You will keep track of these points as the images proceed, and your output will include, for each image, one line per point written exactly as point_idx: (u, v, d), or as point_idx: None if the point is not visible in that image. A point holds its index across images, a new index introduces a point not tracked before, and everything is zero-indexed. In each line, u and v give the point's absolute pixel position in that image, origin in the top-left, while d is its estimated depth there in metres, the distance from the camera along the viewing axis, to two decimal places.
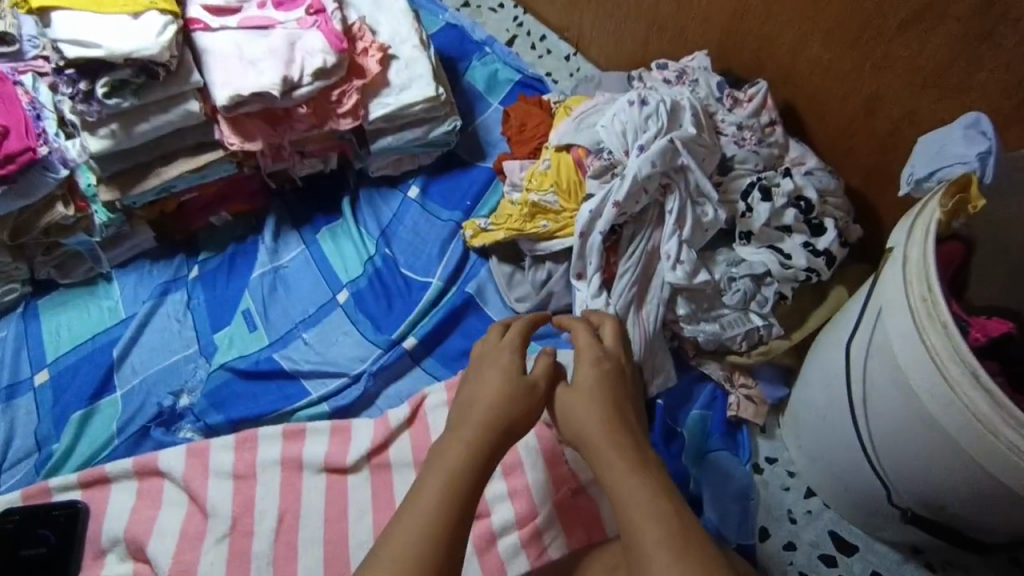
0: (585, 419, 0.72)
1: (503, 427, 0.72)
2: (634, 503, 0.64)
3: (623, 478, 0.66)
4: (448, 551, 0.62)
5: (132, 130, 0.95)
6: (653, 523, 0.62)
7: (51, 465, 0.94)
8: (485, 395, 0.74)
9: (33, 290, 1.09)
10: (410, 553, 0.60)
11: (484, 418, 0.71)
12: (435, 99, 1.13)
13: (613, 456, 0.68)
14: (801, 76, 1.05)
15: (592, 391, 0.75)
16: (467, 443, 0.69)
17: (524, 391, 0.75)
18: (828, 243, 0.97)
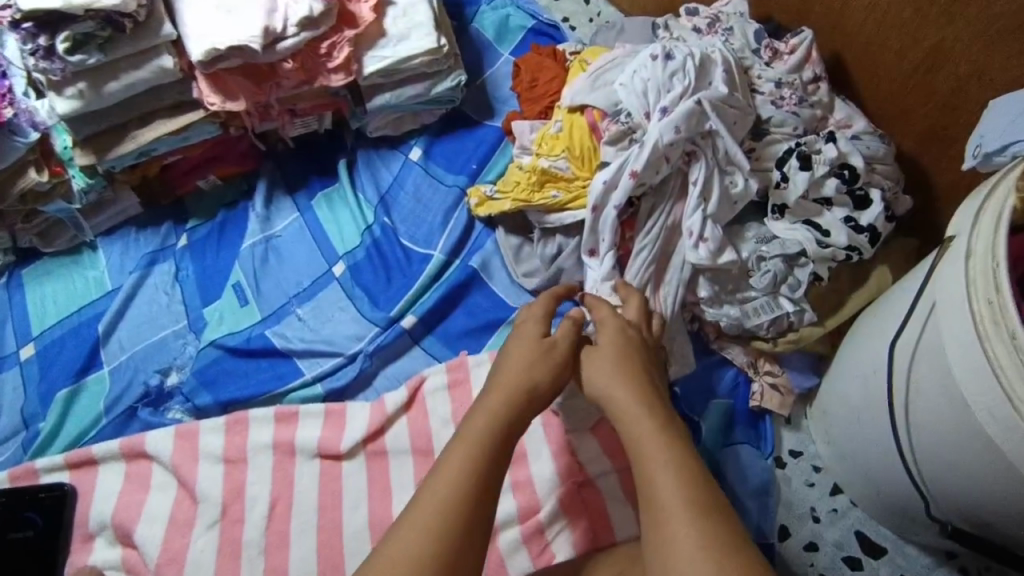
0: (614, 391, 0.68)
1: (526, 403, 0.68)
2: (660, 478, 0.59)
3: (652, 449, 0.61)
4: (471, 524, 0.58)
5: (101, 89, 0.86)
6: (681, 499, 0.57)
7: (38, 444, 0.90)
8: (509, 370, 0.70)
9: (17, 259, 1.04)
10: (432, 525, 0.57)
11: (508, 397, 0.67)
12: (436, 52, 1.02)
13: (641, 429, 0.63)
14: (852, 24, 0.91)
15: (623, 363, 0.70)
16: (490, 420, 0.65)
17: (551, 366, 0.71)
18: (873, 218, 0.87)
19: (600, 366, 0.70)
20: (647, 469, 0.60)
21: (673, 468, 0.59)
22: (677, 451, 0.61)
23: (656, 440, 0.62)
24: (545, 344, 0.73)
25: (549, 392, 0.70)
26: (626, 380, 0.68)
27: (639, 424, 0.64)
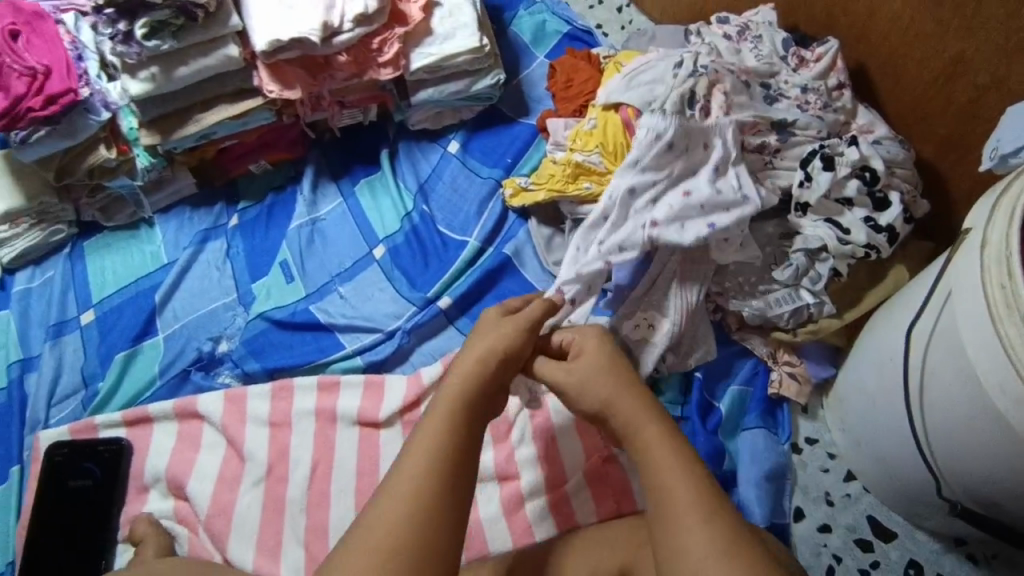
0: (616, 398, 0.70)
1: (497, 372, 0.71)
2: (671, 485, 0.62)
3: (660, 456, 0.64)
4: (440, 519, 0.60)
5: (172, 74, 0.92)
6: (693, 503, 0.61)
7: (97, 402, 0.97)
8: (478, 341, 0.73)
9: (79, 231, 1.10)
10: (399, 522, 0.59)
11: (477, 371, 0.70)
12: (478, 50, 1.08)
13: (648, 435, 0.66)
14: (876, 34, 0.97)
15: (616, 372, 0.72)
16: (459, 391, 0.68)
17: (519, 338, 0.74)
18: (892, 219, 0.91)
19: (594, 373, 0.72)
20: (657, 477, 0.63)
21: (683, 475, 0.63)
22: (682, 458, 0.64)
23: (662, 448, 0.65)
24: (515, 325, 0.75)
25: (517, 363, 0.74)
26: (628, 389, 0.70)
27: (645, 432, 0.67)
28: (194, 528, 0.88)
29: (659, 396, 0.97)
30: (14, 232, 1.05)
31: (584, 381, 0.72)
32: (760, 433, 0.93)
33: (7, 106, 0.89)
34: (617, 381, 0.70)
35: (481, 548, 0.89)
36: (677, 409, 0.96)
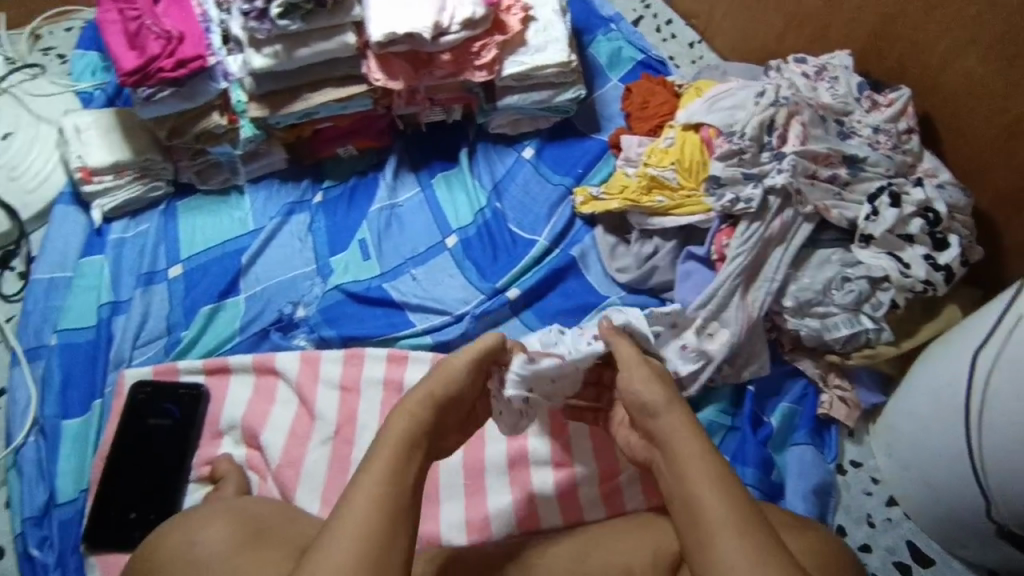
0: (659, 412, 0.71)
1: (443, 410, 0.71)
2: (706, 502, 0.63)
3: (696, 472, 0.65)
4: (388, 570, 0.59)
5: (293, 53, 1.01)
6: (727, 520, 0.61)
7: (179, 350, 1.03)
8: (432, 375, 0.72)
9: (174, 191, 1.17)
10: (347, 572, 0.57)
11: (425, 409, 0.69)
12: (565, 65, 1.14)
13: (686, 450, 0.67)
14: (947, 87, 1.03)
15: (662, 386, 0.73)
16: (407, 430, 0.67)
17: (469, 379, 0.74)
18: (949, 259, 0.96)
19: (642, 382, 0.74)
20: (689, 492, 0.64)
21: (718, 492, 0.63)
22: (721, 476, 0.64)
23: (700, 464, 0.66)
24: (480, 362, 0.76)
25: (464, 404, 0.74)
26: (673, 404, 0.71)
27: (682, 446, 0.68)
28: (263, 475, 0.94)
29: (711, 403, 1.01)
30: (117, 183, 1.12)
31: (632, 391, 0.74)
32: (808, 449, 0.97)
33: (138, 65, 0.96)
34: (663, 395, 0.72)
35: (532, 521, 0.92)
36: (728, 419, 0.99)
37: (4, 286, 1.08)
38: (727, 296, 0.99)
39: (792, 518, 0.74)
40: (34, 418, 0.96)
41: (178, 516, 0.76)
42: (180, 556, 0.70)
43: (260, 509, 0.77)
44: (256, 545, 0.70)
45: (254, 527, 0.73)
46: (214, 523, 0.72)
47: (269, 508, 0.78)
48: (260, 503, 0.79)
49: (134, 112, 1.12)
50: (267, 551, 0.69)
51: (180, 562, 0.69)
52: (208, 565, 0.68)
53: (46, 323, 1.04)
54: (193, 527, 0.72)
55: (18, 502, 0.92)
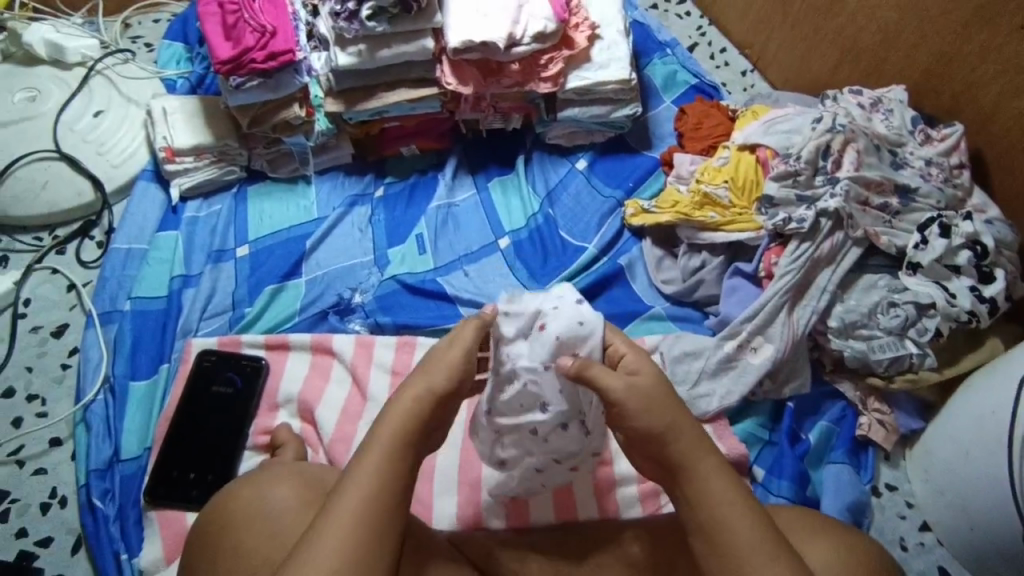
0: (674, 442, 0.66)
1: (440, 405, 0.70)
2: (734, 535, 0.63)
3: (718, 506, 0.64)
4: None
5: (375, 54, 1.07)
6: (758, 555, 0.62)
7: (242, 324, 1.08)
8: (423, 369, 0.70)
9: (246, 176, 1.23)
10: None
11: (411, 414, 0.67)
12: (626, 82, 1.19)
13: (707, 481, 0.65)
14: (1000, 127, 1.06)
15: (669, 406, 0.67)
16: (391, 439, 0.66)
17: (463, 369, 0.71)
18: (995, 292, 0.97)
19: (646, 403, 0.67)
20: (715, 525, 0.63)
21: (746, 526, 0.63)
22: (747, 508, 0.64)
23: (723, 497, 0.64)
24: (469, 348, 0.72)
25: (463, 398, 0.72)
26: (683, 424, 0.67)
27: (703, 477, 0.65)
28: (315, 448, 0.98)
29: (751, 416, 1.02)
30: (197, 164, 1.19)
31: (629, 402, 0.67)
32: (846, 469, 0.98)
33: (234, 55, 1.04)
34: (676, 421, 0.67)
35: (570, 513, 0.93)
36: (766, 434, 1.01)
37: (84, 253, 1.15)
38: (774, 310, 1.02)
39: (816, 521, 0.75)
40: (104, 377, 1.02)
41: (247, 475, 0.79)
42: (252, 513, 0.73)
43: (324, 473, 0.79)
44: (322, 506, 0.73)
45: (320, 490, 0.75)
46: (282, 484, 0.75)
47: (333, 474, 0.79)
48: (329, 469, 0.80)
49: (218, 100, 1.20)
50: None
51: (253, 518, 0.72)
52: (279, 524, 0.71)
53: (120, 290, 1.10)
54: (261, 485, 0.75)
55: (84, 455, 0.96)
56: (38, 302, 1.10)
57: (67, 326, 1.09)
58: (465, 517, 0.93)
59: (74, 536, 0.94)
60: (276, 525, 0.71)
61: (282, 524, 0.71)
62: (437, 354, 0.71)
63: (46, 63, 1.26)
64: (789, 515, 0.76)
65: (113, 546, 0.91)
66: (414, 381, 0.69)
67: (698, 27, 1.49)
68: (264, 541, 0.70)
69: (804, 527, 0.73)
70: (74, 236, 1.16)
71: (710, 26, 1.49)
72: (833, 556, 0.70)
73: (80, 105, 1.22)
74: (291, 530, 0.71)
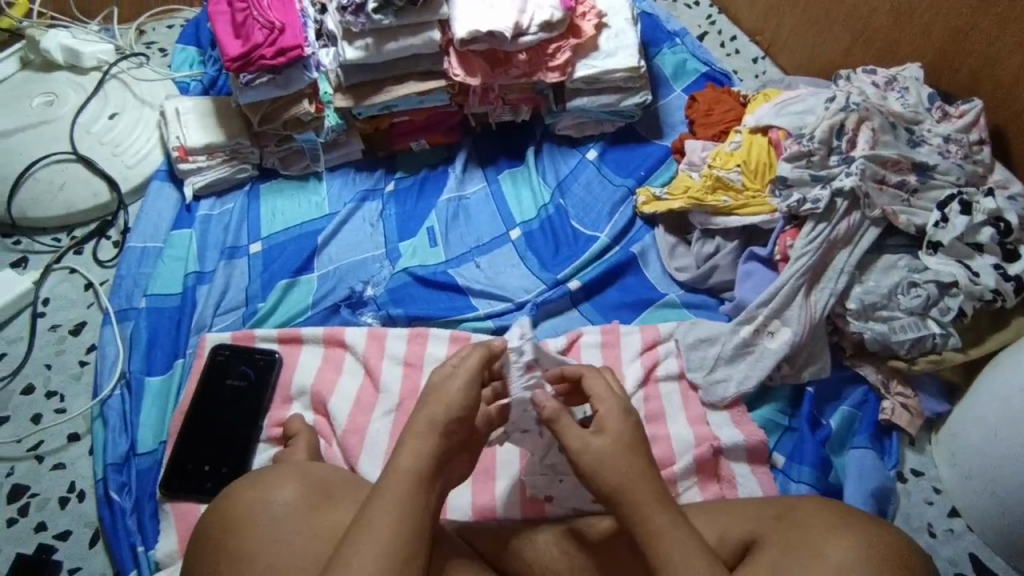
0: (634, 500, 0.66)
1: (450, 434, 0.70)
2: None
3: (679, 561, 0.62)
4: None
5: (382, 47, 1.09)
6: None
7: (256, 319, 1.08)
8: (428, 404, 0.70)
9: (258, 174, 1.25)
10: None
11: (425, 450, 0.67)
12: (635, 70, 1.18)
13: (669, 537, 0.64)
14: (1021, 101, 1.03)
15: (633, 462, 0.68)
16: (410, 474, 0.66)
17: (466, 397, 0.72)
18: (1021, 269, 0.94)
19: (605, 461, 0.68)
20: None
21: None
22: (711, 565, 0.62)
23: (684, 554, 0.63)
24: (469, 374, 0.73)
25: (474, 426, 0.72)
26: (642, 478, 0.67)
27: (664, 531, 0.64)
28: (329, 439, 0.98)
29: (769, 402, 1.00)
30: (209, 163, 1.20)
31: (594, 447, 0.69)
32: (869, 454, 0.96)
33: (243, 52, 1.06)
34: (637, 478, 0.67)
35: None
36: (786, 419, 0.99)
37: (100, 252, 1.17)
38: (791, 294, 1.00)
39: (842, 515, 0.71)
40: (121, 372, 1.03)
41: (250, 474, 0.76)
42: (254, 513, 0.71)
43: (329, 474, 0.77)
44: (327, 507, 0.72)
45: (323, 490, 0.74)
46: (286, 484, 0.73)
47: (337, 475, 0.78)
48: (332, 469, 0.79)
49: (229, 100, 1.21)
50: (336, 513, 0.71)
51: (254, 520, 0.70)
52: (284, 525, 0.70)
53: (136, 287, 1.11)
54: (265, 485, 0.73)
55: (102, 448, 0.98)
56: (56, 301, 1.12)
57: (84, 324, 1.11)
58: (480, 506, 0.91)
59: (92, 529, 0.95)
60: (281, 526, 0.69)
61: (287, 525, 0.70)
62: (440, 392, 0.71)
63: (63, 69, 1.29)
64: (813, 508, 0.73)
65: (129, 537, 0.92)
66: (426, 416, 0.69)
67: (707, 16, 1.47)
68: (272, 544, 0.68)
69: (821, 524, 0.70)
70: (91, 237, 1.18)
71: (720, 14, 1.47)
72: (858, 551, 0.66)
73: (95, 108, 1.24)
74: (299, 532, 0.69)
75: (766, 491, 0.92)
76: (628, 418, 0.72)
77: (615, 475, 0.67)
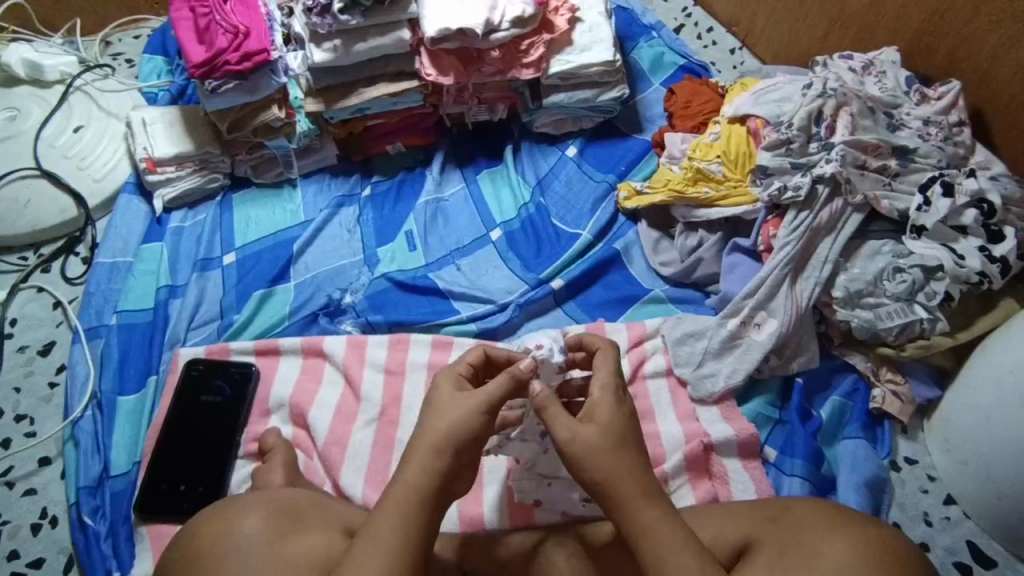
0: (626, 491, 0.63)
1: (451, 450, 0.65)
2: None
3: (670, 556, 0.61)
4: None
5: (350, 48, 1.06)
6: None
7: (231, 332, 1.05)
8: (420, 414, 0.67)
9: (230, 183, 1.22)
10: None
11: (432, 470, 0.64)
12: (611, 64, 1.16)
13: (660, 532, 0.62)
14: (999, 81, 1.02)
15: (626, 454, 0.64)
16: (410, 496, 0.63)
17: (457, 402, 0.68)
18: (1006, 250, 0.93)
19: (600, 447, 0.64)
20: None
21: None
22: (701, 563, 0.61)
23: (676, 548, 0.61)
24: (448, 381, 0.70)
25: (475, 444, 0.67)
26: (636, 471, 0.64)
27: (654, 524, 0.62)
28: (309, 452, 0.96)
29: (759, 395, 0.98)
30: (178, 174, 1.17)
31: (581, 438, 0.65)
32: (861, 444, 0.94)
33: (207, 58, 1.03)
34: (631, 469, 0.64)
35: None
36: (776, 412, 0.97)
37: (69, 270, 1.14)
38: (776, 285, 0.99)
39: (836, 515, 0.70)
40: (91, 392, 1.00)
41: (216, 504, 0.74)
42: (220, 546, 0.68)
43: (293, 497, 0.75)
44: (296, 532, 0.70)
45: (291, 515, 0.72)
46: (252, 513, 0.71)
47: (305, 498, 0.76)
48: (291, 491, 0.76)
49: (197, 108, 1.18)
50: (308, 537, 0.69)
51: (218, 553, 0.67)
52: (250, 557, 0.66)
53: (106, 304, 1.08)
54: (231, 516, 0.70)
55: (74, 471, 0.94)
56: (24, 321, 1.09)
57: (54, 344, 1.08)
58: (468, 516, 0.88)
59: (66, 555, 0.91)
60: (251, 557, 0.66)
61: (252, 556, 0.66)
62: (436, 404, 0.68)
63: (25, 83, 1.25)
64: (809, 509, 0.72)
65: (105, 563, 0.89)
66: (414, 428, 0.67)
67: (683, 7, 1.45)
68: None
69: (816, 521, 0.69)
70: (58, 254, 1.15)
71: (695, 6, 1.45)
72: (853, 549, 0.65)
73: (59, 122, 1.21)
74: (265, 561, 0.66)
75: (758, 486, 0.90)
76: (625, 407, 0.69)
77: (608, 467, 0.64)
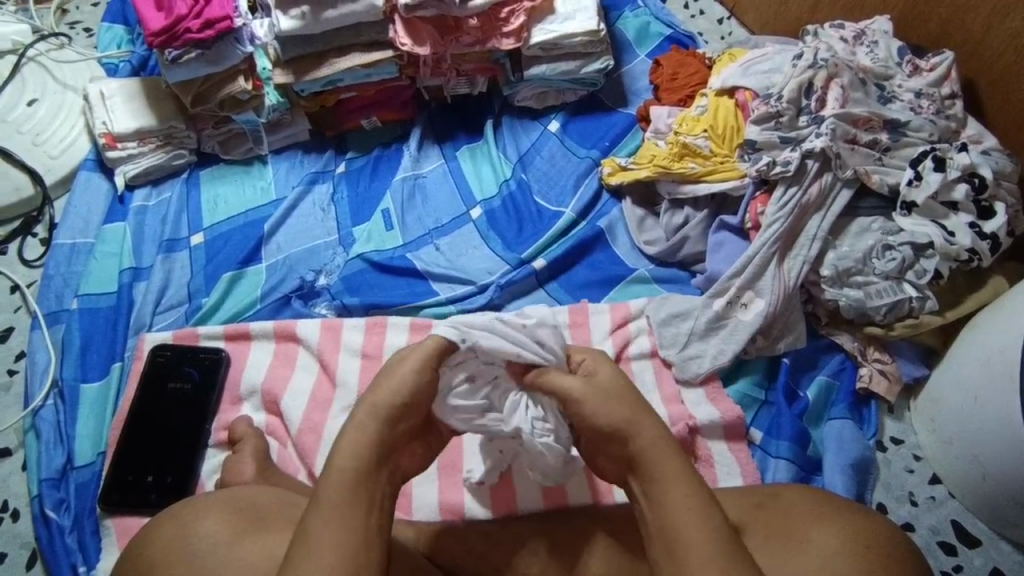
0: (653, 455, 0.61)
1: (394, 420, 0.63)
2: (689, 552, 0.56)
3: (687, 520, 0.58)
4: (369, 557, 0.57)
5: (320, 16, 1.01)
6: (709, 567, 0.55)
7: (199, 316, 1.01)
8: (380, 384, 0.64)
9: (197, 160, 1.16)
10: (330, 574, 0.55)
11: None
12: (595, 34, 1.10)
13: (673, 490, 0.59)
14: (992, 52, 0.99)
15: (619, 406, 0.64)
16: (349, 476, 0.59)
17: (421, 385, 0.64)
18: (996, 227, 0.91)
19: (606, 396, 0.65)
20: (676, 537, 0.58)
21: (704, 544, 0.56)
22: (710, 527, 0.57)
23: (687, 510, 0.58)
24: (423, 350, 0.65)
25: None
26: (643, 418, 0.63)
27: (672, 479, 0.60)
28: (283, 441, 0.92)
29: (744, 376, 0.96)
30: (140, 150, 1.11)
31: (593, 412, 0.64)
32: (848, 425, 0.93)
33: (167, 25, 0.97)
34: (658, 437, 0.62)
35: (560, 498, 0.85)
36: (762, 393, 0.95)
37: (26, 251, 1.09)
38: (763, 263, 0.96)
39: (827, 503, 0.69)
40: (53, 380, 0.96)
41: (175, 504, 0.70)
42: (173, 554, 0.65)
43: (260, 498, 0.71)
44: (257, 531, 0.67)
45: (250, 516, 0.68)
46: (209, 515, 0.67)
47: (269, 497, 0.71)
48: (258, 488, 0.73)
49: (158, 79, 1.12)
50: (266, 539, 0.66)
51: (173, 560, 0.64)
52: (207, 561, 0.64)
53: (66, 288, 1.03)
54: (184, 522, 0.67)
55: (36, 463, 0.91)
56: None
57: (12, 330, 1.03)
58: (447, 504, 0.86)
59: (30, 550, 0.88)
60: (203, 564, 0.64)
61: (211, 561, 0.64)
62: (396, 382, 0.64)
63: None
64: (797, 496, 0.70)
65: (70, 557, 0.86)
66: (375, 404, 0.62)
67: None
68: None
69: (797, 508, 0.68)
70: (16, 235, 1.10)
71: None
72: (842, 537, 0.64)
73: (12, 94, 1.14)
74: (224, 564, 0.64)
75: (743, 469, 0.89)
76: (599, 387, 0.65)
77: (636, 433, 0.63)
